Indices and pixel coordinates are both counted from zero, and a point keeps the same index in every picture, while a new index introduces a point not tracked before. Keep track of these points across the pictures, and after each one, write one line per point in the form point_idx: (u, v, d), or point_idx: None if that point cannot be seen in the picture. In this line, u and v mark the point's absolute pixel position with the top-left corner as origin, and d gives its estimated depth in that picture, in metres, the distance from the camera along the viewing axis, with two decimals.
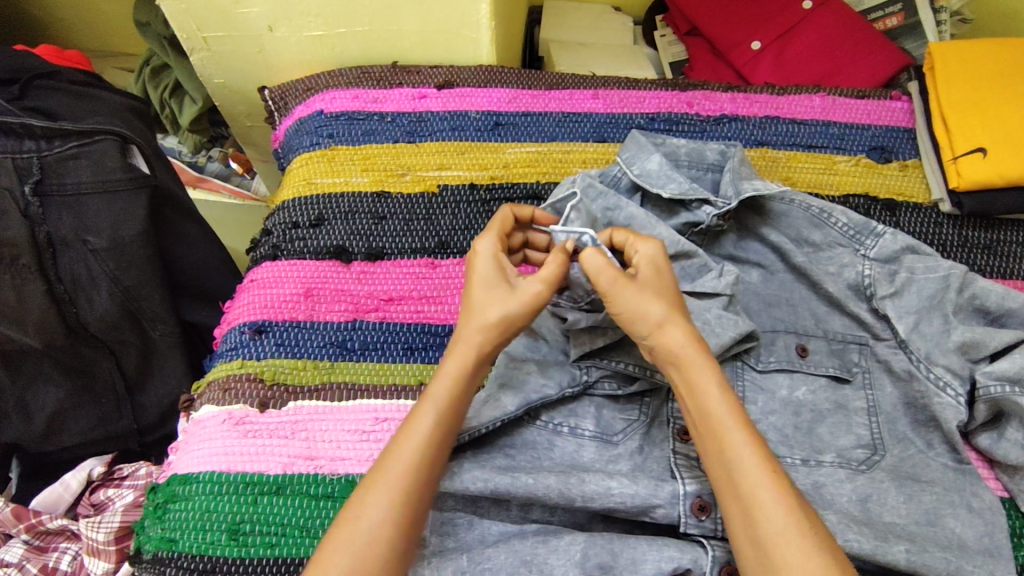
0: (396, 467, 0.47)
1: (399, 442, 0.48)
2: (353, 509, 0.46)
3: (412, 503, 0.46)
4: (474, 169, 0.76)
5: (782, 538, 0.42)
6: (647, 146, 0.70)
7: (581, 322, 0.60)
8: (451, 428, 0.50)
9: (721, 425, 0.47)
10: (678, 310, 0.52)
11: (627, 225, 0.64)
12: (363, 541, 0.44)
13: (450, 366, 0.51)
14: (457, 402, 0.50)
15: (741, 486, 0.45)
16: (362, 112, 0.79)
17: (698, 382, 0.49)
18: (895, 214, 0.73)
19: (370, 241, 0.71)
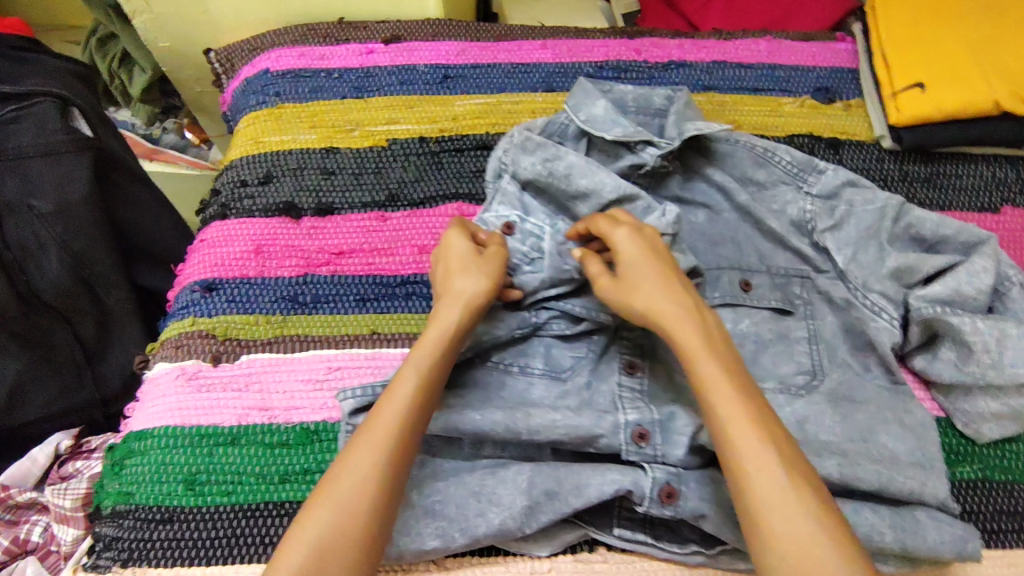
0: (385, 418, 0.47)
1: (385, 399, 0.49)
2: (345, 460, 0.46)
3: (400, 455, 0.47)
4: (424, 122, 0.75)
5: (761, 493, 0.43)
6: (593, 91, 0.71)
7: (531, 281, 0.58)
8: (435, 389, 0.50)
9: (720, 413, 0.46)
10: (666, 295, 0.52)
11: (568, 174, 0.64)
12: (351, 490, 0.45)
13: (437, 327, 0.52)
14: (441, 364, 0.51)
15: (739, 470, 0.44)
16: (309, 70, 0.79)
17: (699, 365, 0.49)
18: (838, 152, 0.75)
19: (318, 196, 0.70)
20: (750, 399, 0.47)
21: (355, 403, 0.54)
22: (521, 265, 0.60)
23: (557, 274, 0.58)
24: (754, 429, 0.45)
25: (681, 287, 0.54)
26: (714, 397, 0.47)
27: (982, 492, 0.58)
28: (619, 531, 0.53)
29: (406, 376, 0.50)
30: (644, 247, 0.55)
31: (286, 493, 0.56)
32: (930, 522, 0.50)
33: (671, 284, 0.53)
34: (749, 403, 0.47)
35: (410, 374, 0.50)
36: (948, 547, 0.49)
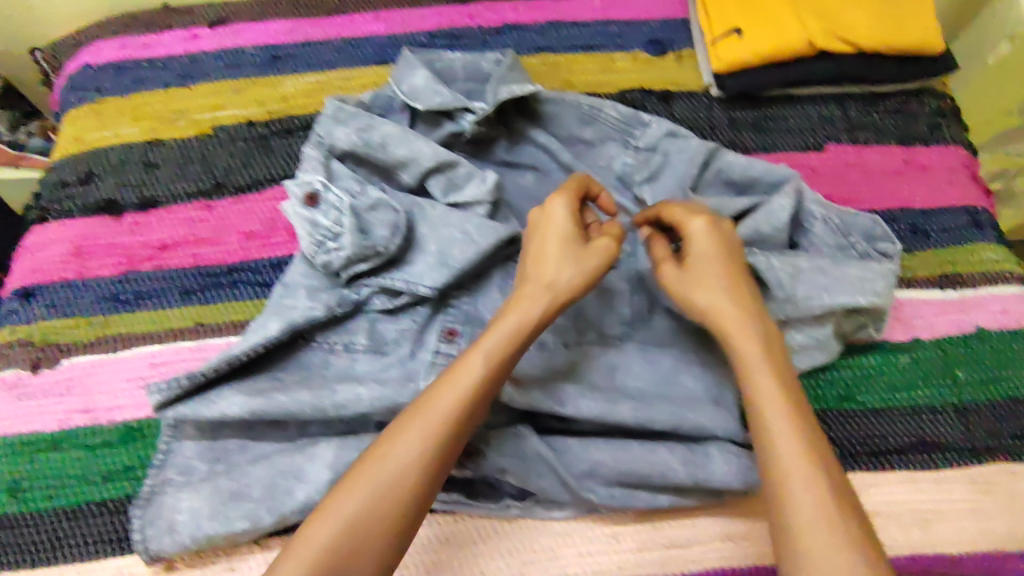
0: (447, 397, 0.47)
1: (442, 386, 0.48)
2: (382, 446, 0.46)
3: (444, 443, 0.46)
4: (251, 105, 0.73)
5: (802, 496, 0.44)
6: (414, 62, 0.70)
7: (336, 262, 0.59)
8: (501, 378, 0.50)
9: (764, 408, 0.48)
10: (737, 296, 0.53)
11: (382, 144, 0.63)
12: (393, 473, 0.45)
13: (516, 310, 0.52)
14: (511, 350, 0.50)
15: (773, 469, 0.46)
16: (130, 61, 0.77)
17: (752, 370, 0.50)
18: (669, 104, 0.75)
19: (142, 191, 0.69)
20: (799, 403, 0.49)
21: (162, 398, 0.54)
22: (327, 242, 0.59)
23: (366, 252, 0.59)
24: (795, 427, 0.47)
25: (745, 287, 0.54)
26: (755, 384, 0.49)
27: None
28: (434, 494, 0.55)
29: (472, 358, 0.49)
30: (719, 240, 0.55)
31: (110, 492, 0.56)
32: (720, 454, 0.53)
33: (736, 283, 0.54)
34: (800, 403, 0.48)
35: (477, 362, 0.49)
36: (736, 477, 0.52)
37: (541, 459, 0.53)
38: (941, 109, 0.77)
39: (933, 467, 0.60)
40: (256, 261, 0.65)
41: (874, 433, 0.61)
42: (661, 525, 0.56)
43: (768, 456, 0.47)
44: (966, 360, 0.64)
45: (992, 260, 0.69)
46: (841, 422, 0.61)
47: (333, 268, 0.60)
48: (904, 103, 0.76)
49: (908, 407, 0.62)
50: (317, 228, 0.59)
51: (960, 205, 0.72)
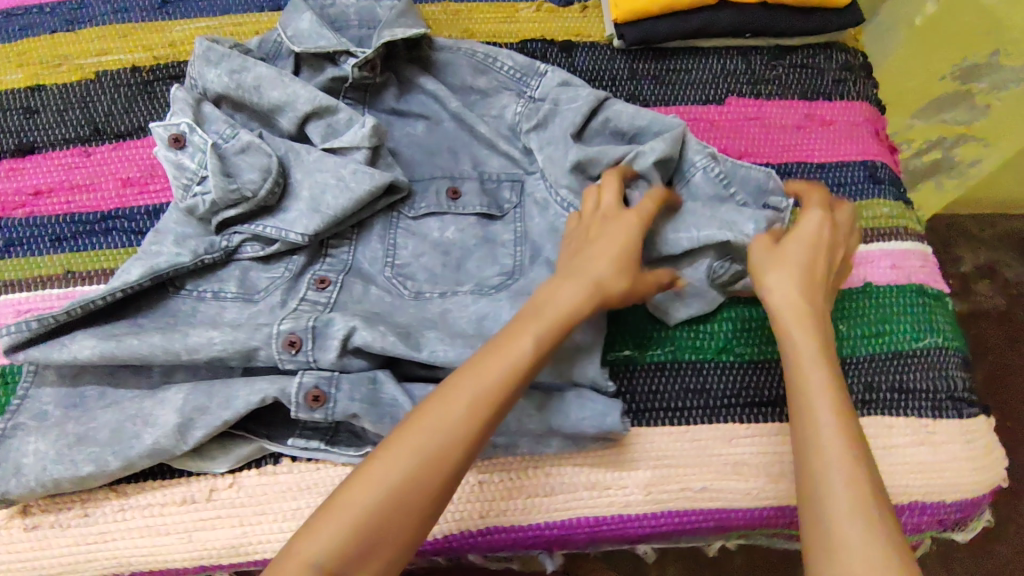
0: (489, 378, 0.43)
1: (492, 354, 0.45)
2: (426, 415, 0.42)
3: (484, 431, 0.42)
4: (137, 51, 0.71)
5: (839, 500, 0.39)
6: (301, 5, 0.68)
7: (202, 205, 0.58)
8: (544, 361, 0.46)
9: (814, 398, 0.44)
10: (616, 267, 0.51)
11: (257, 86, 0.61)
12: (431, 451, 0.41)
13: (571, 291, 0.49)
14: (554, 337, 0.46)
15: (812, 457, 0.41)
16: (22, 8, 0.74)
17: (804, 351, 0.46)
18: (570, 55, 0.73)
19: (19, 137, 0.67)
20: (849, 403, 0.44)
21: (12, 340, 0.53)
22: (193, 185, 0.58)
23: (232, 196, 0.58)
24: (844, 423, 0.42)
25: (821, 279, 0.50)
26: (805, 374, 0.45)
27: (668, 372, 0.59)
28: (293, 440, 0.53)
29: (524, 338, 0.45)
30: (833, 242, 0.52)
31: None
32: (578, 401, 0.53)
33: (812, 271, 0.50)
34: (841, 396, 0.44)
35: (530, 336, 0.46)
36: (589, 424, 0.52)
37: (398, 405, 0.51)
38: (849, 64, 0.75)
39: None
40: (131, 208, 0.64)
41: (752, 384, 0.59)
42: (527, 474, 0.55)
43: (812, 443, 0.42)
44: (851, 314, 0.63)
45: (888, 215, 0.68)
46: (719, 374, 0.60)
47: (201, 213, 0.59)
48: (811, 58, 0.75)
49: None
50: (183, 171, 0.58)
51: (859, 159, 0.70)
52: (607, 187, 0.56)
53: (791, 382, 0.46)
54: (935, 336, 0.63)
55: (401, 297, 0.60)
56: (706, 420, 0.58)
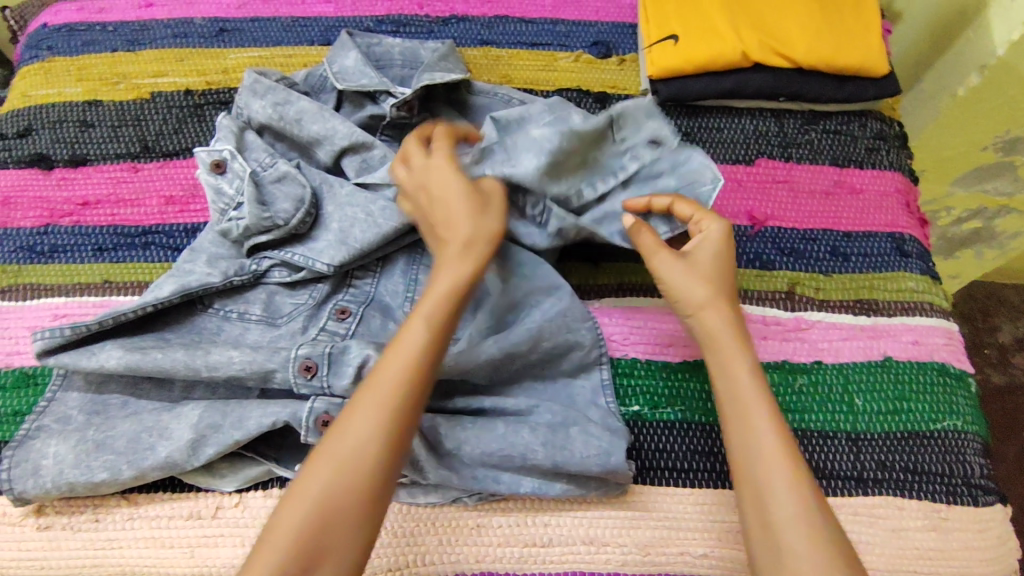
0: (390, 373, 0.48)
1: (388, 359, 0.48)
2: (342, 423, 0.46)
3: (399, 421, 0.46)
4: (192, 75, 0.75)
5: (785, 512, 0.45)
6: (348, 44, 0.71)
7: (235, 230, 0.60)
8: (439, 344, 0.50)
9: (746, 411, 0.49)
10: (463, 215, 0.54)
11: (298, 119, 0.64)
12: (349, 454, 0.45)
13: (447, 274, 0.52)
14: (445, 318, 0.50)
15: (757, 474, 0.47)
16: (84, 23, 0.78)
17: (728, 368, 0.51)
18: (604, 106, 0.75)
19: (73, 148, 0.70)
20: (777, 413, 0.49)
21: (45, 345, 0.55)
22: (230, 211, 0.61)
23: (265, 223, 0.60)
24: (779, 438, 0.48)
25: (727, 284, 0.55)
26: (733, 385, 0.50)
27: (676, 432, 0.59)
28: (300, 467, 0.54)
29: (415, 328, 0.50)
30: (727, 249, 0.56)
31: None
32: (581, 437, 0.53)
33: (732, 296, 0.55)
34: (770, 406, 0.49)
35: (418, 329, 0.50)
36: (592, 461, 0.51)
37: None
38: (883, 133, 0.75)
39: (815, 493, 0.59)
40: (171, 225, 0.67)
41: None
42: (525, 521, 0.55)
43: (751, 461, 0.47)
44: (867, 388, 0.62)
45: (912, 289, 0.67)
46: None
47: (234, 236, 0.61)
48: (845, 125, 0.75)
49: (798, 430, 0.61)
50: (222, 195, 0.61)
51: (886, 230, 0.70)
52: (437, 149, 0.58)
53: (726, 403, 0.50)
54: (954, 419, 0.61)
55: None
56: (711, 485, 0.57)
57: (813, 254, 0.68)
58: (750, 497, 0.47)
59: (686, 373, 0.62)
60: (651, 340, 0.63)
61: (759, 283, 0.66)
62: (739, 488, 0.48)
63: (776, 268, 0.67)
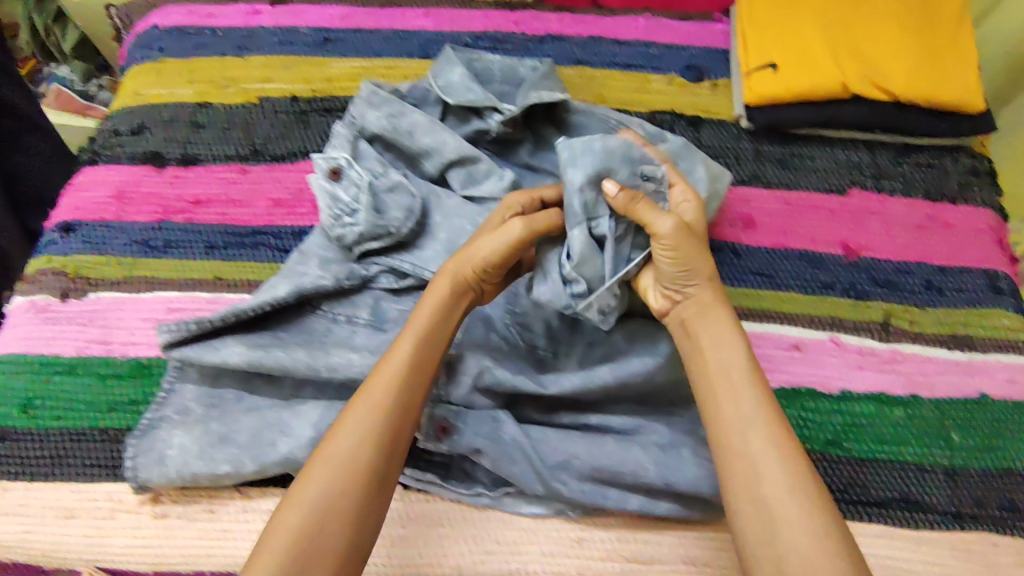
0: (381, 382, 0.50)
1: (377, 372, 0.51)
2: (335, 431, 0.48)
3: (389, 424, 0.49)
4: (297, 82, 0.77)
5: (773, 479, 0.45)
6: (454, 60, 0.73)
7: (349, 236, 0.62)
8: (431, 359, 0.53)
9: (731, 386, 0.49)
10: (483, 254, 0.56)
11: (410, 131, 0.66)
12: (343, 458, 0.47)
13: (432, 298, 0.55)
14: (435, 337, 0.53)
15: (743, 443, 0.46)
16: (194, 27, 0.81)
17: (722, 341, 0.51)
18: (697, 130, 0.76)
19: (185, 147, 0.73)
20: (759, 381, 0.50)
21: (170, 338, 0.57)
22: (344, 217, 0.62)
23: (376, 231, 0.62)
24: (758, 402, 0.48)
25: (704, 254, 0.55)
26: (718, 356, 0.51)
27: None
28: (412, 471, 0.57)
29: (404, 342, 0.52)
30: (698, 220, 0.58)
31: (112, 421, 0.60)
32: (693, 459, 0.54)
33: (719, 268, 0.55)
34: (757, 377, 0.50)
35: (406, 344, 0.52)
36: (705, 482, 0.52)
37: (516, 445, 0.54)
38: (975, 169, 0.75)
39: (911, 525, 0.59)
40: (279, 227, 0.69)
41: (857, 482, 0.60)
42: (627, 537, 0.56)
43: (740, 433, 0.47)
44: (962, 423, 0.63)
45: (1006, 326, 0.67)
46: (826, 467, 0.61)
47: (347, 242, 0.63)
48: (937, 159, 0.76)
49: (895, 462, 0.61)
50: (336, 202, 0.63)
51: (979, 266, 0.70)
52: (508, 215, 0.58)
53: (716, 381, 0.50)
54: None
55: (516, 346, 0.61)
56: None
57: (907, 287, 0.69)
58: (739, 469, 0.46)
59: (783, 400, 0.63)
60: None
61: (854, 313, 0.67)
62: (722, 458, 0.47)
63: (871, 299, 0.68)
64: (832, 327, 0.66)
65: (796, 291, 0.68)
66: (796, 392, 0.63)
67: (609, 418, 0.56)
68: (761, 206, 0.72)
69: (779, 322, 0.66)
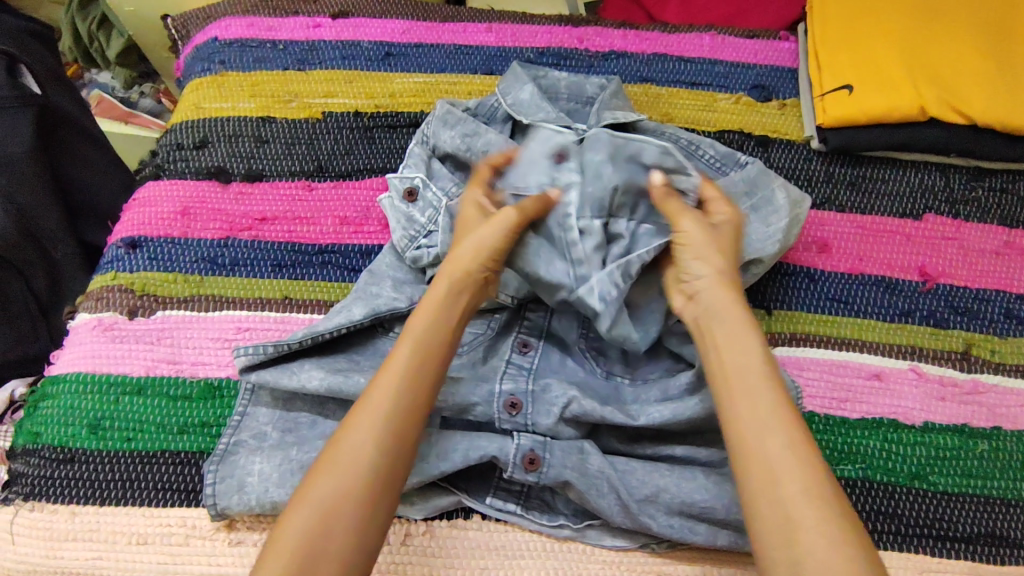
0: (382, 384, 0.49)
1: (378, 376, 0.49)
2: (339, 435, 0.47)
3: (391, 426, 0.47)
4: (360, 97, 0.77)
5: (794, 487, 0.43)
6: (522, 77, 0.71)
7: (424, 258, 0.61)
8: (435, 358, 0.51)
9: (751, 389, 0.47)
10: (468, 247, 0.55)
11: (484, 151, 0.65)
12: (343, 462, 0.46)
13: (434, 298, 0.53)
14: (439, 335, 0.51)
15: (762, 448, 0.45)
16: (255, 40, 0.80)
17: (739, 339, 0.49)
18: (766, 150, 0.75)
19: (249, 163, 0.72)
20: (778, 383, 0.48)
21: (247, 361, 0.56)
22: (420, 238, 0.62)
23: (448, 254, 0.61)
24: (776, 404, 0.46)
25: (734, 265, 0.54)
26: (733, 359, 0.49)
27: (859, 491, 0.59)
28: (492, 500, 0.55)
29: (405, 343, 0.51)
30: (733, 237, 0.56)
31: (183, 444, 0.59)
32: None
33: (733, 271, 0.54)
34: (780, 386, 0.48)
35: (406, 347, 0.50)
36: None
37: (604, 478, 0.52)
38: None
39: (1000, 563, 0.57)
40: (347, 246, 0.68)
41: (945, 517, 0.59)
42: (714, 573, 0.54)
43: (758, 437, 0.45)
44: None
45: None
46: (911, 500, 0.59)
47: (422, 264, 0.62)
48: (1011, 183, 0.74)
49: (981, 497, 0.59)
50: (412, 223, 0.63)
51: None
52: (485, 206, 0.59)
53: (733, 382, 0.48)
54: None
55: (595, 373, 0.59)
56: (896, 547, 0.57)
57: (986, 314, 0.67)
58: (758, 474, 0.44)
59: (865, 431, 0.61)
60: (828, 395, 0.62)
61: (933, 342, 0.66)
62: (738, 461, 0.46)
63: (950, 327, 0.67)
64: (911, 356, 0.65)
65: (873, 318, 0.66)
66: (878, 423, 0.62)
67: (696, 451, 0.55)
68: (835, 230, 0.71)
69: (857, 350, 0.65)
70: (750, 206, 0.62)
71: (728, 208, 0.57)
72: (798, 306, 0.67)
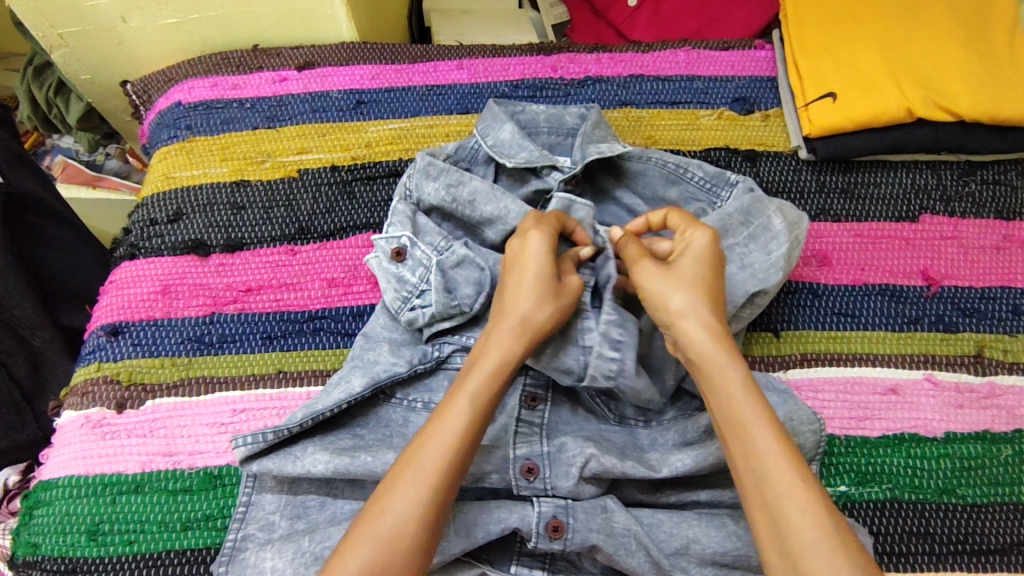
0: (434, 450, 0.46)
1: (432, 436, 0.47)
2: (383, 499, 0.45)
3: (444, 497, 0.45)
4: (336, 150, 0.74)
5: (803, 533, 0.41)
6: (501, 115, 0.68)
7: (420, 319, 0.59)
8: (485, 422, 0.49)
9: (745, 423, 0.46)
10: (536, 292, 0.53)
11: (470, 200, 0.63)
12: (388, 534, 0.43)
13: (496, 348, 0.51)
14: (495, 395, 0.50)
15: (769, 491, 0.43)
16: (221, 101, 0.77)
17: (724, 367, 0.48)
18: (755, 165, 0.73)
19: (227, 232, 0.70)
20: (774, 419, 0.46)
21: (248, 451, 0.53)
22: (413, 298, 0.60)
23: (444, 312, 0.59)
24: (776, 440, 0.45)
25: (717, 299, 0.52)
26: (729, 397, 0.47)
27: (890, 513, 0.57)
28: (516, 568, 0.53)
29: (460, 404, 0.48)
30: (712, 261, 0.53)
31: (189, 541, 0.56)
32: None
33: (717, 309, 0.51)
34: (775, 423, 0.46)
35: (463, 406, 0.48)
36: None
37: (631, 536, 0.50)
38: None
39: None
40: (338, 309, 0.66)
41: (976, 530, 0.57)
42: None
43: (754, 472, 0.44)
44: None
45: None
46: (942, 516, 0.57)
47: (417, 325, 0.60)
48: (1003, 174, 0.73)
49: (1010, 504, 0.58)
50: (404, 283, 0.61)
51: None
52: (542, 229, 0.56)
53: (721, 414, 0.47)
54: None
55: (608, 422, 0.57)
56: (932, 568, 0.56)
57: (994, 313, 0.66)
58: (755, 504, 0.44)
59: (887, 449, 0.60)
60: (847, 415, 0.61)
61: (945, 348, 0.65)
62: (748, 507, 0.44)
63: (960, 330, 0.65)
64: (925, 365, 0.64)
65: (882, 329, 0.65)
66: (899, 439, 0.60)
67: (721, 493, 0.53)
68: (833, 241, 0.69)
69: (870, 365, 0.63)
70: (748, 235, 0.60)
71: (701, 228, 0.54)
72: (806, 324, 0.65)
